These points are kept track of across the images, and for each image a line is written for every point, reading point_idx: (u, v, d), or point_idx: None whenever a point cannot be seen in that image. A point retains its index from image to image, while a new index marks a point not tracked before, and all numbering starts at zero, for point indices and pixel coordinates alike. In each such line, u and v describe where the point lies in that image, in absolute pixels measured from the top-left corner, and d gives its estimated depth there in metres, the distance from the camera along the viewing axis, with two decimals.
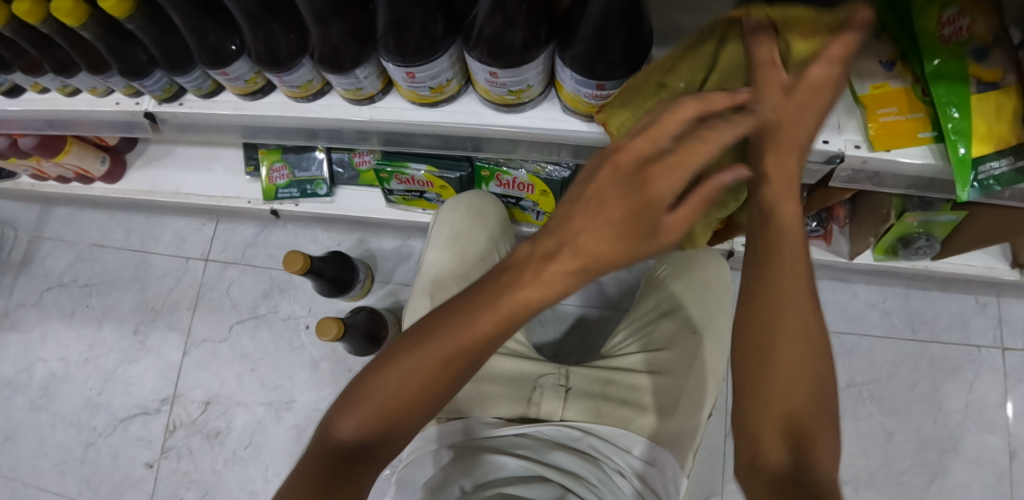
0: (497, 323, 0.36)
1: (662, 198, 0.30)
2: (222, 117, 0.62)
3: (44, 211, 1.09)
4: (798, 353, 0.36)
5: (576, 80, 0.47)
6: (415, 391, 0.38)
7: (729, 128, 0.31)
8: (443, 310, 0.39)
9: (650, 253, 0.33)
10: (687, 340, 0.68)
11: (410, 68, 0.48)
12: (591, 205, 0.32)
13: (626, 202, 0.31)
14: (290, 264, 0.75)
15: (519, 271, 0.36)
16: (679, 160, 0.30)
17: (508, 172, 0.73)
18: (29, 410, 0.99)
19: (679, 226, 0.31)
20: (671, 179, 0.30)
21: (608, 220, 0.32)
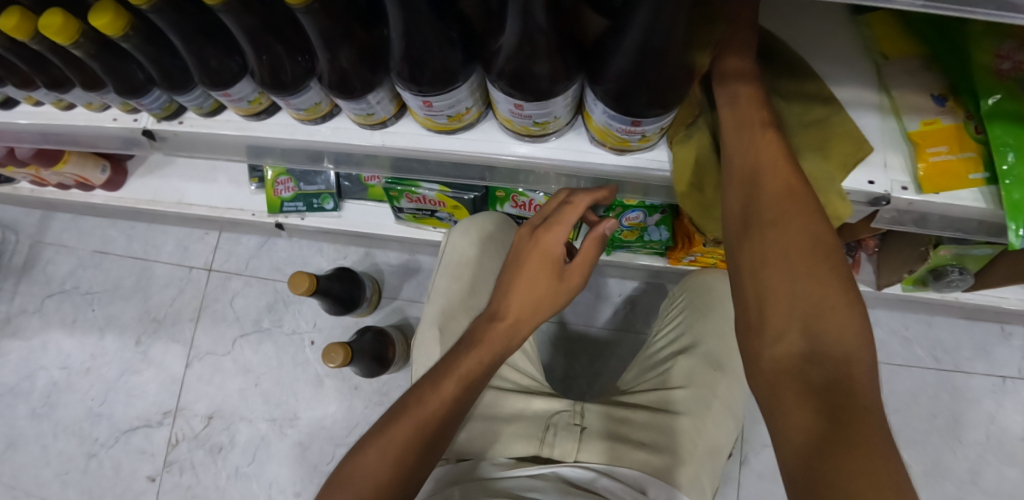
0: (458, 383, 0.45)
1: (555, 245, 0.46)
2: (223, 136, 0.59)
3: (46, 216, 1.07)
4: (800, 260, 0.37)
5: (608, 115, 0.43)
6: (397, 462, 0.41)
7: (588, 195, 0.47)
8: (415, 391, 0.46)
9: (565, 295, 0.47)
10: (707, 375, 0.64)
11: (428, 97, 0.44)
12: (512, 266, 0.48)
13: (534, 254, 0.47)
14: (295, 284, 0.72)
15: (472, 334, 0.47)
16: (559, 216, 0.47)
17: (525, 194, 0.70)
18: (31, 419, 0.98)
19: (578, 267, 0.47)
20: (557, 228, 0.47)
21: (527, 272, 0.46)
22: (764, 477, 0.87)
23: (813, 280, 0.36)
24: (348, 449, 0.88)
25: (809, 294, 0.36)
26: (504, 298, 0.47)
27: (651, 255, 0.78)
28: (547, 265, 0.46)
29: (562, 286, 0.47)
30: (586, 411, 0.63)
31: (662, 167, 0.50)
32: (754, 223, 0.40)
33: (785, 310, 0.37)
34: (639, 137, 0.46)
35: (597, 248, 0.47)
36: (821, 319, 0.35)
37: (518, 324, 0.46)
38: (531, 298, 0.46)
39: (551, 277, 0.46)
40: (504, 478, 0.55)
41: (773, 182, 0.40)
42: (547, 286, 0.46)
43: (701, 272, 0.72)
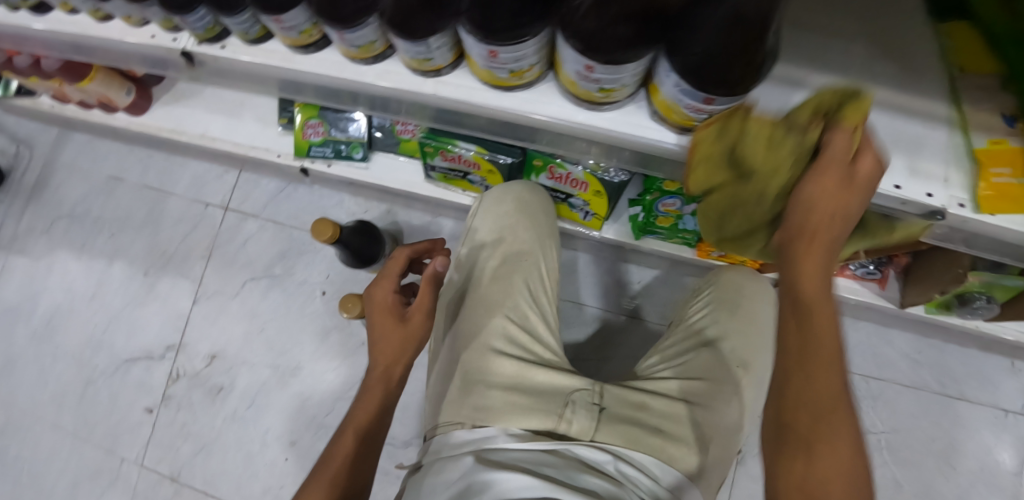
0: (357, 428, 0.53)
1: (386, 295, 0.58)
2: (265, 67, 0.56)
3: (62, 135, 1.04)
4: (832, 422, 0.39)
5: (680, 89, 0.42)
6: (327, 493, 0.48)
7: (393, 262, 0.61)
8: (325, 454, 0.52)
9: (418, 328, 0.57)
10: (728, 371, 0.64)
11: (493, 46, 0.43)
12: (371, 324, 0.59)
13: (381, 306, 0.58)
14: (319, 232, 0.71)
15: (365, 390, 0.56)
16: (383, 275, 0.60)
17: (563, 167, 0.68)
18: (31, 339, 0.97)
19: (421, 304, 0.57)
20: (385, 283, 0.59)
21: (379, 324, 0.57)
22: (758, 480, 0.87)
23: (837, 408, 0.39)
24: (348, 404, 0.87)
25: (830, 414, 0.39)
26: (373, 352, 0.57)
27: (678, 245, 0.77)
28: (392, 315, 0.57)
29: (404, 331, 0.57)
30: (606, 393, 0.62)
31: None
32: (791, 379, 0.41)
33: (818, 427, 0.39)
34: (706, 116, 0.45)
35: (431, 287, 0.58)
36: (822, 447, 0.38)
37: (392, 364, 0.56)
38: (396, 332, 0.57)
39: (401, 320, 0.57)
40: (507, 450, 0.54)
41: (806, 300, 0.41)
42: (393, 330, 0.57)
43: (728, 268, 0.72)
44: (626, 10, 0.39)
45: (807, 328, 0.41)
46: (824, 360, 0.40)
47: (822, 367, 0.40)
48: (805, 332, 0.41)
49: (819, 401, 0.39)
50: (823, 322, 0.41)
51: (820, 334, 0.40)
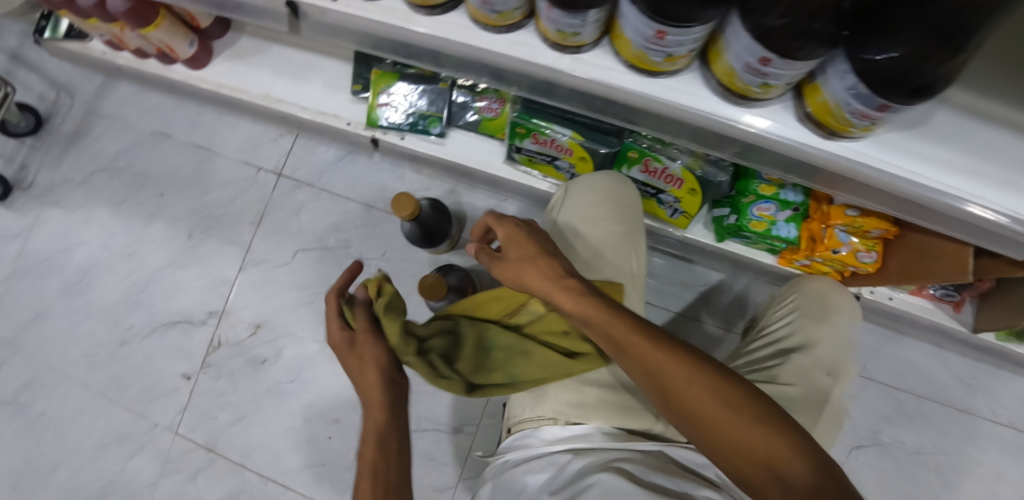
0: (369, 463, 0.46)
1: (337, 332, 0.52)
2: (380, 25, 0.52)
3: (105, 83, 0.99)
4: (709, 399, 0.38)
5: (852, 92, 0.40)
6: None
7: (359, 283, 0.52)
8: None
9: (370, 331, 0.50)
10: (821, 379, 0.65)
11: (662, 27, 0.40)
12: (343, 355, 0.51)
13: (337, 346, 0.51)
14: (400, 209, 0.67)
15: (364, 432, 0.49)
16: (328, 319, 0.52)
17: (661, 160, 0.66)
18: (64, 293, 0.93)
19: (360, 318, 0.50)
20: (330, 322, 0.52)
21: (346, 359, 0.51)
22: None
23: (710, 407, 0.38)
24: None
25: (702, 430, 0.38)
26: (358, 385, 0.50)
27: (758, 251, 0.75)
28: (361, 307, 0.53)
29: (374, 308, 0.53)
30: None
31: (865, 160, 0.47)
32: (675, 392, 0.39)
33: (726, 432, 0.37)
34: (868, 123, 0.43)
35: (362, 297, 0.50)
36: (731, 435, 0.37)
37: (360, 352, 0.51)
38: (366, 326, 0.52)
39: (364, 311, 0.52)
40: (599, 449, 0.53)
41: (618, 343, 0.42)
42: (350, 360, 0.51)
43: (813, 277, 0.70)
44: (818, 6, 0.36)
45: (640, 361, 0.41)
46: (686, 373, 0.39)
47: (676, 391, 0.39)
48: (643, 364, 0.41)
49: (712, 409, 0.38)
50: (638, 345, 0.41)
51: (658, 355, 0.40)
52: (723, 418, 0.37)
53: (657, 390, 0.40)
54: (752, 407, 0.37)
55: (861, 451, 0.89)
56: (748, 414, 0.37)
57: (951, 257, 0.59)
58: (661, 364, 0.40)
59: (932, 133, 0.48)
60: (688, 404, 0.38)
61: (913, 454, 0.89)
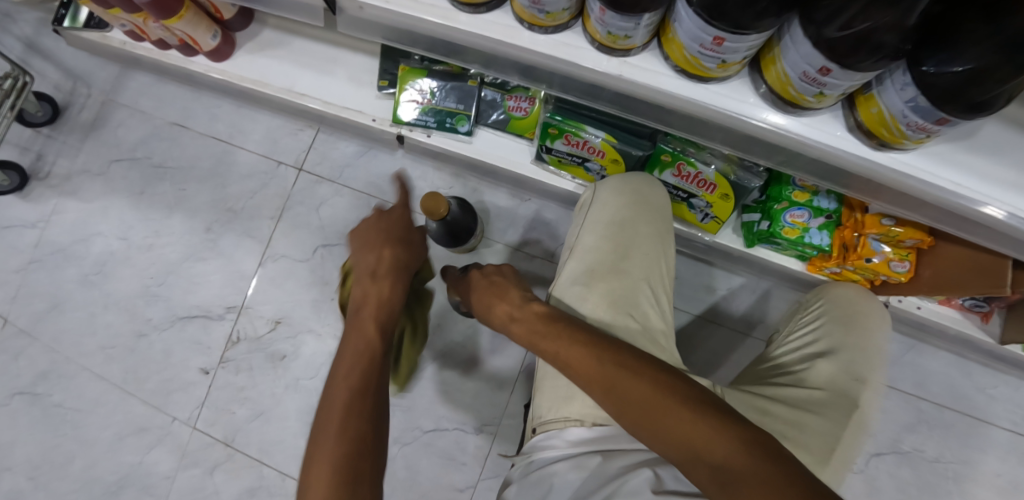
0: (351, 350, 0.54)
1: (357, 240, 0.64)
2: (423, 23, 0.52)
3: (124, 73, 0.98)
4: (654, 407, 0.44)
5: (911, 106, 0.39)
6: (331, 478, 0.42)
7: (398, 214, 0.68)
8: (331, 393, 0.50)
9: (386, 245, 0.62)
10: (850, 385, 0.64)
11: (720, 33, 0.39)
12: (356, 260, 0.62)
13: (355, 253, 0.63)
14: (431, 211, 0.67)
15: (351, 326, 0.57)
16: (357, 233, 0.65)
17: (694, 166, 0.66)
18: (81, 284, 0.92)
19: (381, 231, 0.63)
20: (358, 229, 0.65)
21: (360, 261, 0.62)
22: None
23: (660, 414, 0.43)
24: (422, 383, 0.87)
25: (658, 434, 0.43)
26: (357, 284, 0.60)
27: (787, 257, 0.74)
28: (405, 236, 0.65)
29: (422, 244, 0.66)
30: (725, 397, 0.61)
31: (911, 171, 0.46)
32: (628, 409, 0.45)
33: (676, 435, 0.42)
34: (923, 136, 0.42)
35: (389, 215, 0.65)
36: (683, 435, 0.42)
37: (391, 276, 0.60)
38: (403, 256, 0.63)
39: (411, 241, 0.65)
40: (630, 451, 0.52)
41: (580, 369, 0.49)
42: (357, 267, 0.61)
43: (842, 285, 0.70)
44: (880, 22, 0.35)
45: (598, 383, 0.47)
46: (638, 385, 0.45)
47: (630, 403, 0.45)
48: (602, 384, 0.47)
49: (657, 416, 0.43)
50: (596, 368, 0.48)
51: (614, 374, 0.47)
52: (672, 420, 0.42)
53: (614, 407, 0.46)
54: (694, 409, 0.43)
55: (879, 458, 0.91)
56: (689, 412, 0.42)
57: (988, 269, 0.58)
58: (614, 382, 0.46)
59: (981, 146, 0.47)
60: (642, 414, 0.44)
61: (931, 462, 0.91)
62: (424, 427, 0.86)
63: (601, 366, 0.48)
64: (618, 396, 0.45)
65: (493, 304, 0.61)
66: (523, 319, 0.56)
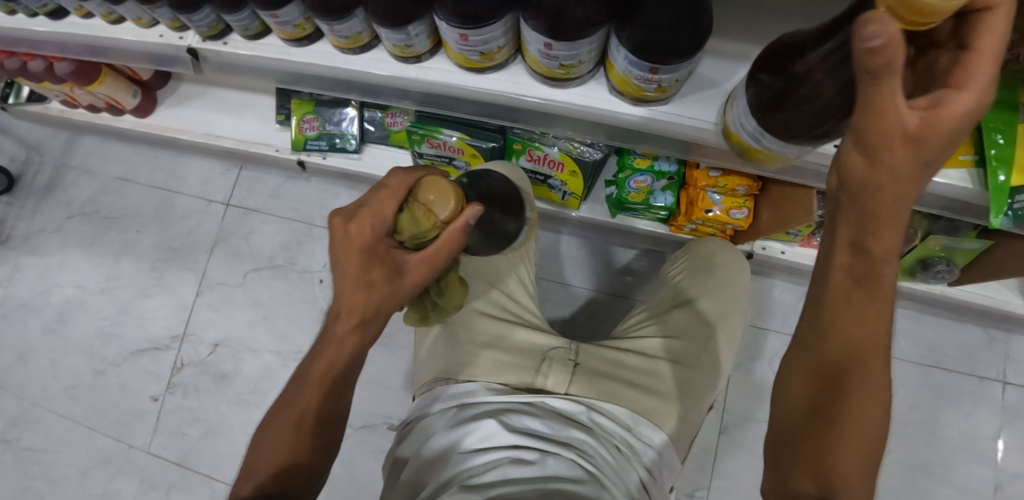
0: (320, 382, 0.47)
1: (359, 236, 0.42)
2: (264, 59, 0.64)
3: (71, 140, 1.09)
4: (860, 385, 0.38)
5: (629, 61, 0.47)
6: (242, 472, 0.50)
7: (400, 174, 0.41)
8: (288, 399, 0.49)
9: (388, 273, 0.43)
10: (701, 331, 0.70)
11: (463, 31, 0.48)
12: (350, 268, 0.43)
13: (353, 255, 0.43)
14: (408, 226, 0.40)
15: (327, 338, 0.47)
16: (371, 207, 0.41)
17: (540, 148, 0.73)
18: (44, 333, 1.01)
19: (379, 224, 0.41)
20: (366, 219, 0.41)
21: (354, 271, 0.43)
22: (742, 450, 0.90)
23: (852, 398, 0.38)
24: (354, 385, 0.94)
25: (818, 388, 0.40)
26: (343, 296, 0.45)
27: (654, 220, 0.82)
28: (376, 265, 0.42)
29: (410, 284, 0.43)
30: (581, 352, 0.67)
31: (671, 119, 0.54)
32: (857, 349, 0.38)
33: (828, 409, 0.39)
34: (654, 86, 0.49)
35: (398, 195, 0.40)
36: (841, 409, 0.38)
37: (364, 321, 0.45)
38: (369, 301, 0.44)
39: (385, 277, 0.42)
40: (483, 402, 0.60)
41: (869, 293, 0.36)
42: (349, 282, 0.44)
43: (702, 239, 0.77)
44: None
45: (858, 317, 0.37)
46: (870, 361, 0.38)
47: (835, 350, 0.39)
48: (858, 272, 0.36)
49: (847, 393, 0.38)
50: (874, 310, 0.37)
51: (870, 322, 0.37)
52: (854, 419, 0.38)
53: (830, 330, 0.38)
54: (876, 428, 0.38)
55: None
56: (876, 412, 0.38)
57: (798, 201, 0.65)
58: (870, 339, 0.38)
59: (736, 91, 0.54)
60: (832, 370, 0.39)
61: None
62: (355, 425, 0.92)
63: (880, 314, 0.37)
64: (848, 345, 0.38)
65: (950, 148, 0.30)
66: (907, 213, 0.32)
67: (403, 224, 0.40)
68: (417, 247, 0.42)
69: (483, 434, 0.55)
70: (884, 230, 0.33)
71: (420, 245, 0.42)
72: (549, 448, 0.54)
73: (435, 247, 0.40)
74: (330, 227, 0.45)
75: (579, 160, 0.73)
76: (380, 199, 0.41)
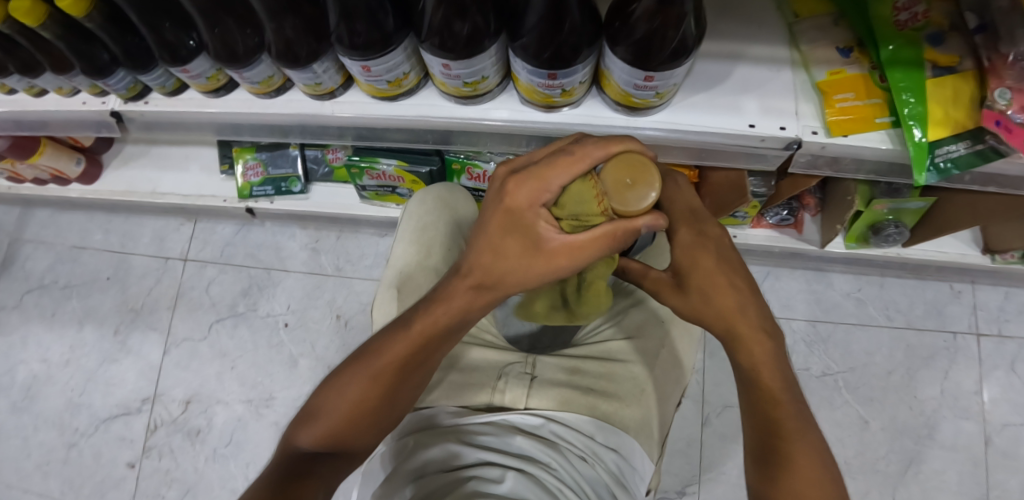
0: (411, 342, 0.46)
1: (519, 203, 0.40)
2: (188, 114, 0.64)
3: (24, 214, 1.09)
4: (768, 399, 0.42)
5: (528, 71, 0.47)
6: (302, 413, 0.48)
7: (596, 145, 0.36)
8: (376, 343, 0.48)
9: (540, 268, 0.40)
10: (656, 327, 0.68)
11: (364, 62, 0.48)
12: (499, 235, 0.42)
13: (501, 221, 0.41)
14: (574, 202, 0.38)
15: (442, 293, 0.46)
16: (540, 172, 0.38)
17: (479, 166, 0.74)
18: (12, 412, 0.99)
19: (536, 197, 0.39)
20: (531, 184, 0.39)
21: (495, 235, 0.42)
22: (726, 438, 0.90)
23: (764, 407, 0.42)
24: None
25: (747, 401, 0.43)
26: (470, 258, 0.44)
27: None
28: (517, 233, 0.41)
29: (548, 266, 0.40)
30: (538, 364, 0.66)
31: (588, 121, 0.55)
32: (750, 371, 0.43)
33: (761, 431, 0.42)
34: (559, 91, 0.50)
35: (574, 170, 0.37)
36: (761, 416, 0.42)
37: (484, 286, 0.44)
38: (495, 268, 0.43)
39: (524, 250, 0.41)
40: (446, 427, 0.59)
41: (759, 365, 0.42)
42: (496, 236, 0.42)
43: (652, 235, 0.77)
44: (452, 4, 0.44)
45: (776, 433, 0.40)
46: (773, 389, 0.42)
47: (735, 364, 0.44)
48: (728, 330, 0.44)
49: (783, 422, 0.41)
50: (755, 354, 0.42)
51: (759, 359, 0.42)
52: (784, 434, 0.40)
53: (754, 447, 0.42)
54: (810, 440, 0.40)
55: None
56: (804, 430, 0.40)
57: (734, 184, 0.66)
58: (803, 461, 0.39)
59: None
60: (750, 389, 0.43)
61: (820, 376, 0.94)
62: None
63: (764, 352, 0.42)
64: (778, 460, 0.39)
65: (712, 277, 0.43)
66: (739, 298, 0.42)
67: (568, 199, 0.38)
68: (571, 231, 0.39)
69: (459, 456, 0.54)
70: (743, 347, 0.42)
71: (575, 229, 0.39)
72: (512, 464, 0.53)
73: (587, 236, 0.37)
74: (491, 178, 0.43)
75: None
76: (554, 165, 0.38)
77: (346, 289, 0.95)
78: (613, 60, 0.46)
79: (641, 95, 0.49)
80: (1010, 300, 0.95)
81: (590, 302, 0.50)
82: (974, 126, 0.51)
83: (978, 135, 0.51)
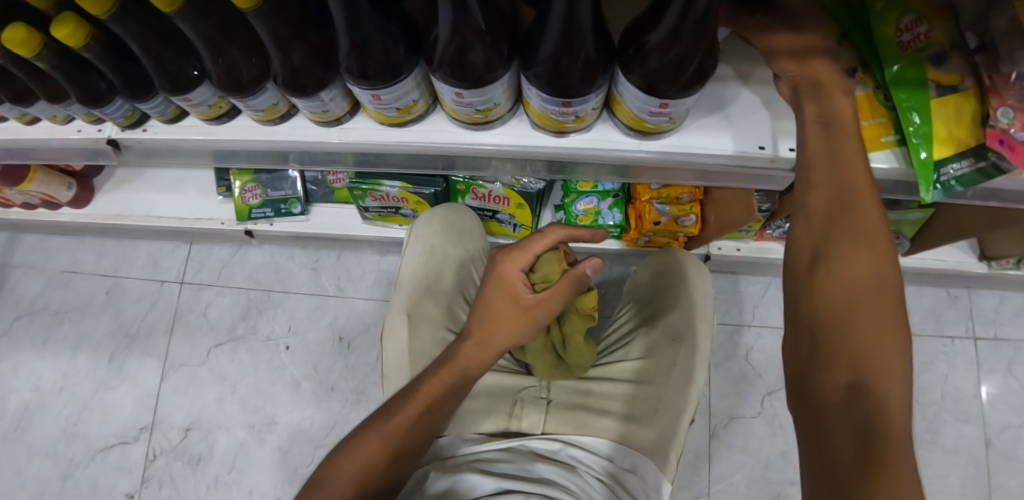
0: (421, 403, 0.48)
1: (506, 270, 0.49)
2: (188, 141, 0.63)
3: (12, 238, 1.06)
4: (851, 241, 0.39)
5: (542, 98, 0.47)
6: (309, 484, 0.47)
7: (560, 226, 0.50)
8: (387, 408, 0.50)
9: (523, 323, 0.50)
10: (667, 346, 0.67)
11: (375, 91, 0.47)
12: (489, 298, 0.50)
13: (491, 287, 0.50)
14: (543, 265, 0.50)
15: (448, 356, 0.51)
16: (521, 245, 0.50)
17: (484, 186, 0.72)
18: (4, 443, 0.96)
19: (518, 264, 0.49)
20: (517, 256, 0.49)
21: (488, 297, 0.50)
22: (734, 449, 0.90)
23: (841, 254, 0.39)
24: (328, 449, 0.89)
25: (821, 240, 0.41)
26: (471, 320, 0.51)
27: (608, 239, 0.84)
28: (504, 296, 0.50)
29: (530, 319, 0.49)
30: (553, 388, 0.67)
31: (598, 146, 0.55)
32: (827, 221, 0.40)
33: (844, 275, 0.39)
34: (572, 117, 0.50)
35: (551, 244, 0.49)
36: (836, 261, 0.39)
37: (483, 344, 0.50)
38: (491, 326, 0.50)
39: (511, 309, 0.50)
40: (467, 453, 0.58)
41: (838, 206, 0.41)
42: (490, 300, 0.50)
43: (657, 252, 0.77)
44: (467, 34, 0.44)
45: (839, 271, 0.39)
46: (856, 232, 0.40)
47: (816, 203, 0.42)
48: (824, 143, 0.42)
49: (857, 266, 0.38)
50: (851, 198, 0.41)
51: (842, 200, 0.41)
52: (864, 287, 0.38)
53: (811, 301, 0.39)
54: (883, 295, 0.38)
55: (773, 397, 0.92)
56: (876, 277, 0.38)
57: (740, 202, 0.66)
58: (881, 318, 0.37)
59: None
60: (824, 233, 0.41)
61: None
62: None
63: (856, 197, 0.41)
64: (834, 313, 0.37)
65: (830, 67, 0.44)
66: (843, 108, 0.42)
67: (541, 265, 0.50)
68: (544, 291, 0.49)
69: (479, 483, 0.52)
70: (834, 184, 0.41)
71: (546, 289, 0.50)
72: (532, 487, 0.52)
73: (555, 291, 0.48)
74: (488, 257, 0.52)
75: (523, 192, 0.71)
76: (531, 239, 0.50)
77: (348, 309, 0.94)
78: (626, 86, 0.46)
79: (654, 120, 0.49)
80: (1005, 304, 0.97)
81: (575, 352, 0.65)
82: (977, 144, 0.51)
83: (982, 152, 0.51)
